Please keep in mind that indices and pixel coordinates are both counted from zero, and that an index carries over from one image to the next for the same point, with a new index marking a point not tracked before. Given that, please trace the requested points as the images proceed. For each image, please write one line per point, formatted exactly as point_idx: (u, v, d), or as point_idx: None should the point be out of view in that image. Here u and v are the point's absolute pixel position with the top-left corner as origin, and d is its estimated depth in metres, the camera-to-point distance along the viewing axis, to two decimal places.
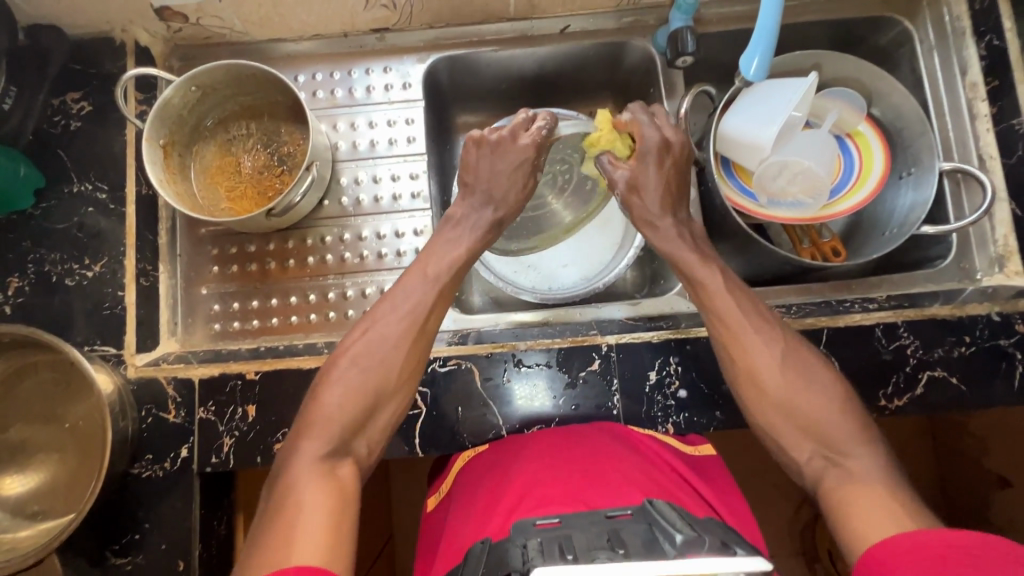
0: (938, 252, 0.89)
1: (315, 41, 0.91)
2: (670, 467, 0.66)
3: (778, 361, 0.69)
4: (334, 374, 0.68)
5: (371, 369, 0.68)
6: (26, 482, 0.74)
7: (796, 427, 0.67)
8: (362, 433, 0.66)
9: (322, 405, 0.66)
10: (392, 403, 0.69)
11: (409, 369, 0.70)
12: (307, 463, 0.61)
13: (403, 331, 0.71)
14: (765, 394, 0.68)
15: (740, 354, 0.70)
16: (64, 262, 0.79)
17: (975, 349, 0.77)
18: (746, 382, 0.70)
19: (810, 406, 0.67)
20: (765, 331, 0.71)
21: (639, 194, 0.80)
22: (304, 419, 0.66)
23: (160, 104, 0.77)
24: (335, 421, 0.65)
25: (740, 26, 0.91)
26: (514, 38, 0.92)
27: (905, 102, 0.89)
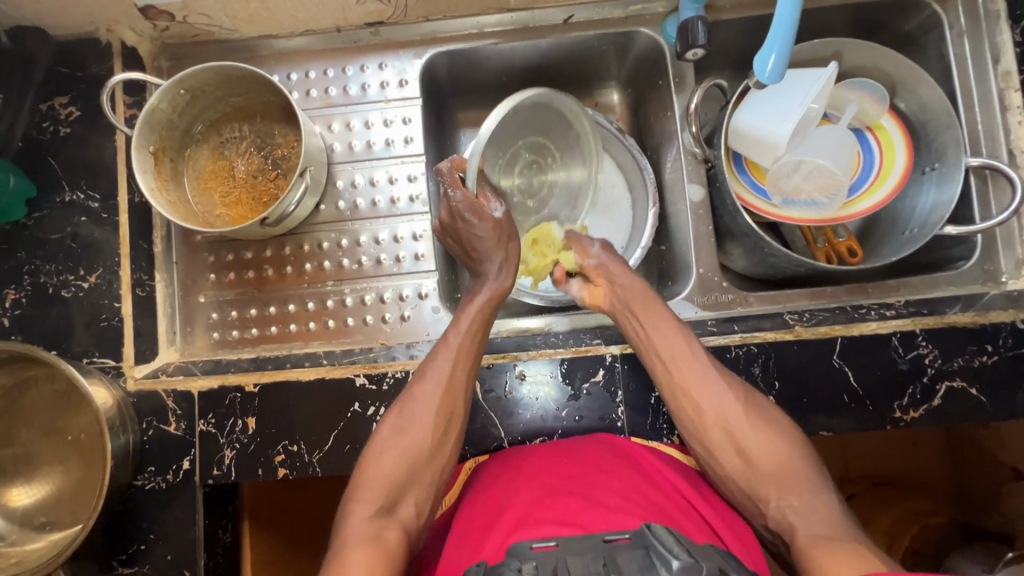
0: (960, 253, 0.84)
1: (307, 37, 0.87)
2: (672, 489, 0.65)
3: (738, 406, 0.70)
4: (380, 436, 0.69)
5: (413, 432, 0.68)
6: (32, 493, 0.75)
7: (759, 475, 0.66)
8: (406, 493, 0.66)
9: (369, 467, 0.67)
10: (436, 462, 0.69)
11: (449, 427, 0.70)
12: (357, 527, 0.62)
13: (441, 391, 0.70)
14: (728, 440, 0.69)
15: (702, 402, 0.70)
16: (58, 273, 0.78)
17: (998, 358, 0.74)
18: (712, 427, 0.70)
19: (767, 452, 0.67)
20: (719, 380, 0.71)
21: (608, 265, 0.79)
22: (355, 481, 0.67)
23: (148, 110, 0.74)
24: (381, 482, 0.66)
25: (756, 13, 0.86)
26: (515, 30, 0.87)
27: (930, 93, 0.83)
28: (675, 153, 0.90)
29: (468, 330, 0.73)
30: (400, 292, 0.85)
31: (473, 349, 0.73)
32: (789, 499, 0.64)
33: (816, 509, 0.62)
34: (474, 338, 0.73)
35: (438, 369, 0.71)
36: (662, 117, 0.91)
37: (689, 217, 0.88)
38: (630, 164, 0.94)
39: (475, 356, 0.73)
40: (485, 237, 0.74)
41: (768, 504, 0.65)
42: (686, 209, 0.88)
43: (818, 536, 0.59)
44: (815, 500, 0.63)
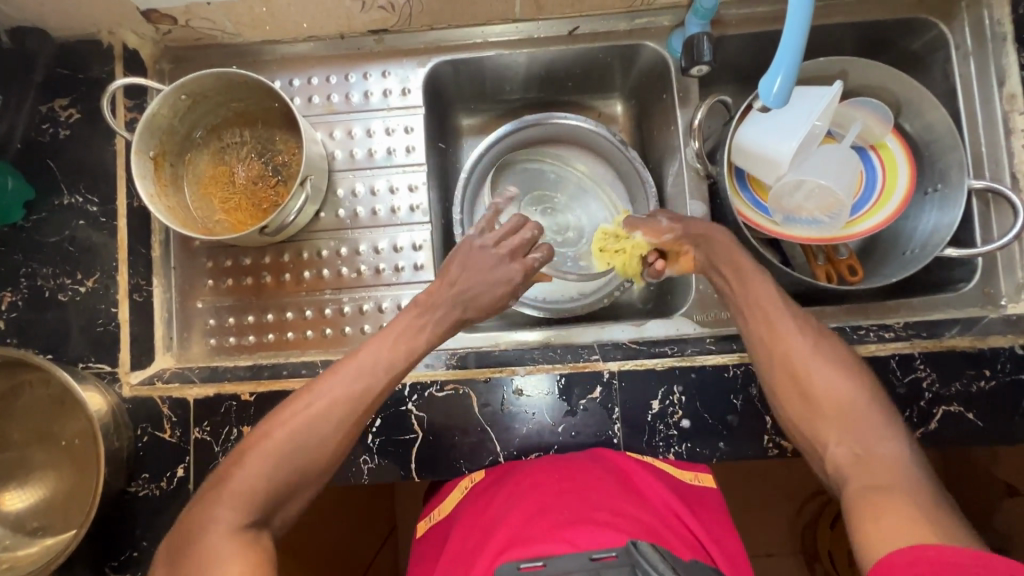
0: (961, 275, 0.84)
1: (311, 43, 0.86)
2: (663, 506, 0.65)
3: (813, 348, 0.64)
4: (263, 438, 0.60)
5: (302, 444, 0.60)
6: (26, 497, 0.74)
7: (823, 418, 0.61)
8: (281, 505, 0.59)
9: (239, 473, 0.58)
10: (318, 476, 0.61)
11: (337, 447, 0.62)
12: (221, 539, 0.54)
13: (344, 405, 0.62)
14: (796, 380, 0.63)
15: (774, 342, 0.66)
16: (55, 276, 0.78)
17: (995, 383, 0.74)
18: (780, 368, 0.65)
19: (841, 396, 0.61)
20: (801, 320, 0.66)
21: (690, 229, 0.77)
22: (220, 484, 0.57)
23: (148, 116, 0.74)
24: (251, 492, 0.57)
25: (761, 29, 0.85)
26: (519, 40, 0.87)
27: (935, 114, 0.83)
28: (677, 168, 0.90)
29: (402, 350, 0.67)
30: (398, 302, 0.84)
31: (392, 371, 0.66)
32: (850, 446, 0.58)
33: (874, 456, 0.57)
34: (389, 358, 0.66)
35: (341, 381, 0.63)
36: (665, 131, 0.91)
37: None
38: (632, 176, 0.94)
39: (393, 378, 0.66)
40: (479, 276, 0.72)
41: (827, 449, 0.60)
42: None
43: (869, 486, 0.54)
44: (880, 446, 0.57)
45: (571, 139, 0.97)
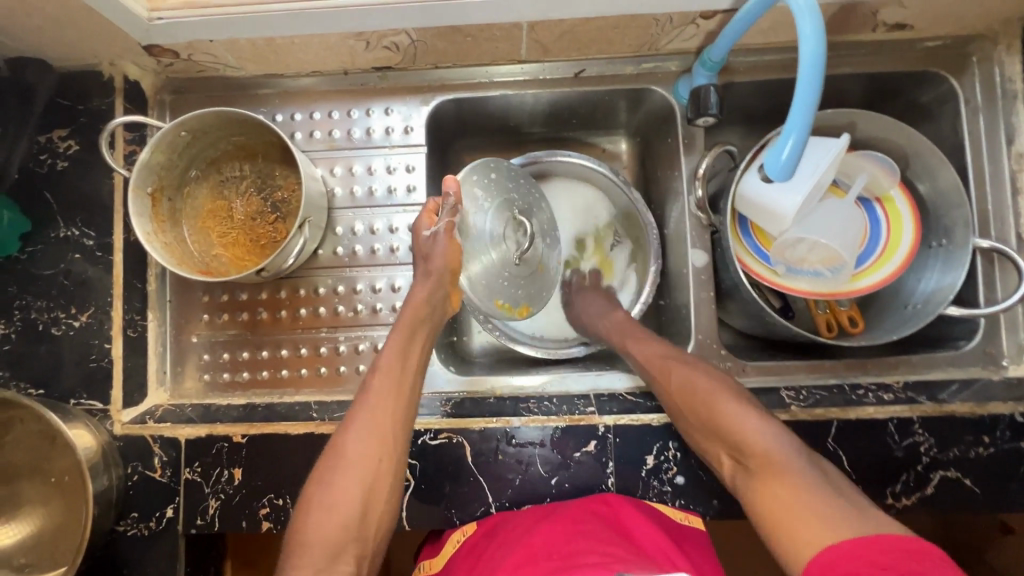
0: (961, 333, 0.83)
1: (314, 77, 0.85)
2: (654, 547, 0.64)
3: (694, 375, 0.70)
4: (310, 492, 0.62)
5: (342, 485, 0.61)
6: (15, 533, 0.74)
7: (714, 436, 0.65)
8: (345, 553, 0.59)
9: (297, 533, 0.60)
10: (376, 509, 0.63)
11: (380, 479, 0.64)
12: None
13: (370, 439, 0.63)
14: (694, 412, 0.67)
15: (660, 377, 0.72)
16: (49, 310, 0.77)
17: (994, 450, 0.73)
18: (672, 402, 0.70)
19: (727, 411, 0.64)
20: (687, 361, 0.72)
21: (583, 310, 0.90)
22: (288, 547, 0.60)
23: (147, 154, 0.73)
24: (316, 547, 0.59)
25: (769, 78, 0.84)
26: (525, 81, 0.86)
27: (942, 170, 0.82)
28: (680, 212, 0.89)
29: (387, 371, 0.67)
30: None
31: (406, 393, 0.67)
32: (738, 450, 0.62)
33: (751, 453, 0.61)
34: (393, 380, 0.67)
35: (359, 418, 0.65)
36: (668, 175, 0.90)
37: (691, 281, 0.86)
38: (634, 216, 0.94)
39: (404, 398, 0.67)
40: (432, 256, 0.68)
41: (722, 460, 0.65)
42: (688, 274, 0.87)
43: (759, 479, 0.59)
44: (754, 442, 0.61)
45: (546, 171, 0.95)
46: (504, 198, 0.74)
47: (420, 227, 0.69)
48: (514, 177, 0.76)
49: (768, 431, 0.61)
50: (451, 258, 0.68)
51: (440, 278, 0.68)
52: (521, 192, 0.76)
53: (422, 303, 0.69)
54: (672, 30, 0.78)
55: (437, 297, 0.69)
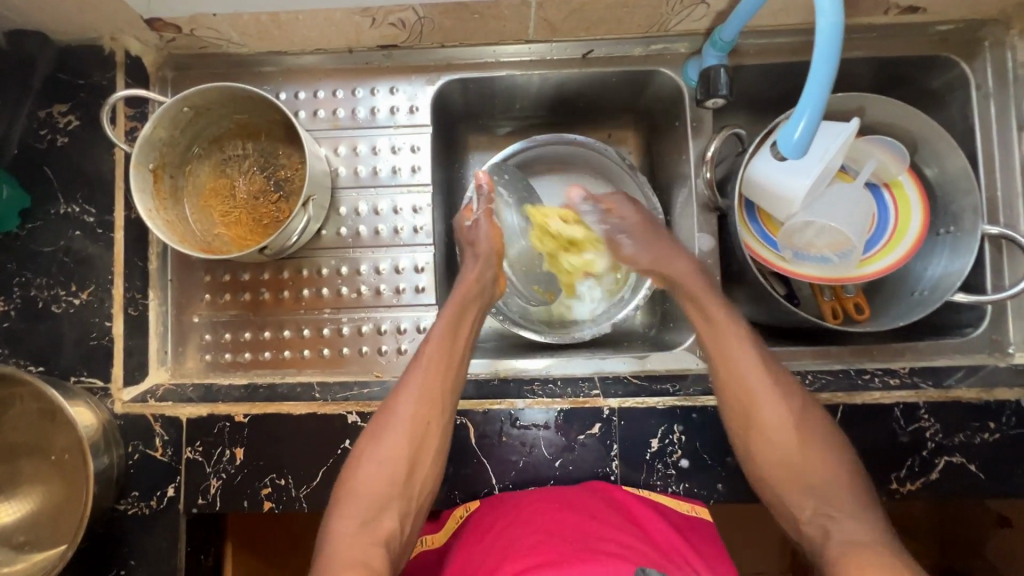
0: (968, 319, 0.83)
1: (318, 55, 0.84)
2: (661, 536, 0.67)
3: (791, 413, 0.69)
4: (361, 447, 0.69)
5: (391, 444, 0.67)
6: (14, 511, 0.73)
7: (795, 479, 0.67)
8: (389, 508, 0.66)
9: (348, 484, 0.67)
10: (422, 468, 0.68)
11: (427, 440, 0.69)
12: (341, 540, 0.63)
13: (416, 403, 0.69)
14: (778, 452, 0.68)
15: (760, 412, 0.69)
16: (50, 287, 0.76)
17: (1000, 436, 0.73)
18: (756, 433, 0.69)
19: (816, 469, 0.67)
20: (773, 373, 0.71)
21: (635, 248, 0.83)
22: (338, 495, 0.67)
23: (149, 129, 0.72)
24: (366, 500, 0.66)
25: (779, 60, 0.83)
26: (532, 61, 0.85)
27: (951, 156, 0.82)
28: (687, 195, 0.88)
29: (440, 342, 0.72)
30: (398, 324, 0.83)
31: (454, 361, 0.72)
32: (828, 511, 0.65)
33: (845, 523, 0.63)
34: (444, 350, 0.72)
35: (410, 384, 0.70)
36: (675, 158, 0.89)
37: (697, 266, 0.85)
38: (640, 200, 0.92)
39: (452, 369, 0.72)
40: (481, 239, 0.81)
41: (799, 507, 0.67)
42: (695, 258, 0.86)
43: (847, 543, 0.61)
44: (856, 519, 0.63)
45: (552, 155, 0.94)
46: (518, 196, 0.90)
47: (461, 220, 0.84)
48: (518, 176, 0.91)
49: (850, 489, 0.65)
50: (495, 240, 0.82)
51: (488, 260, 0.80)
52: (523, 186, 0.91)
53: (473, 282, 0.78)
54: (683, 10, 0.76)
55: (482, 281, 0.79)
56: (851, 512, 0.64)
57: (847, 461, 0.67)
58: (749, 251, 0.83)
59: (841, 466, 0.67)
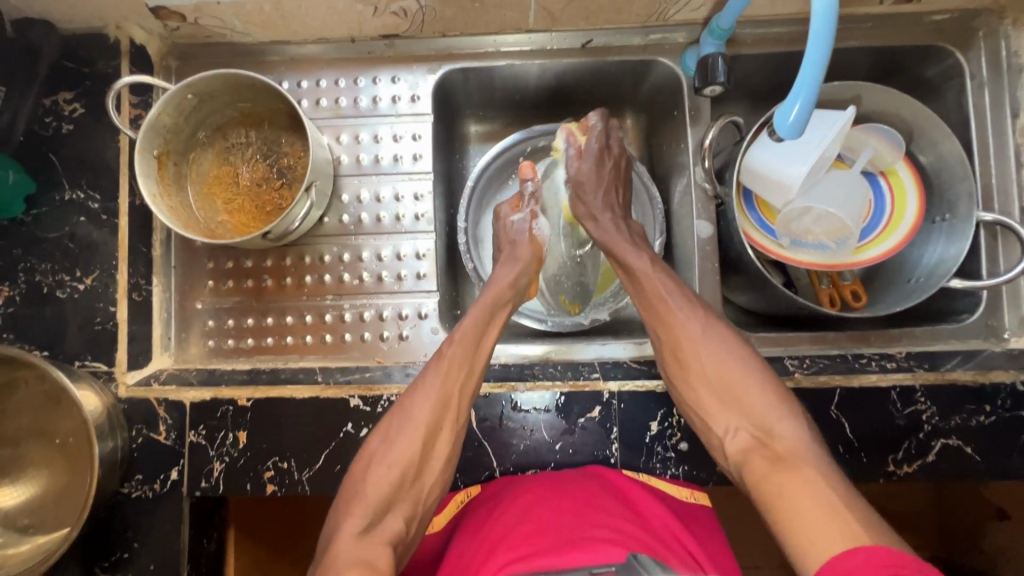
0: (964, 305, 0.83)
1: (321, 45, 0.85)
2: (655, 517, 0.67)
3: (703, 332, 0.72)
4: (374, 447, 0.68)
5: (403, 446, 0.66)
6: (18, 494, 0.74)
7: (712, 394, 0.69)
8: (395, 508, 0.64)
9: (358, 481, 0.65)
10: (433, 470, 0.68)
11: (439, 443, 0.68)
12: (345, 538, 0.60)
13: (433, 406, 0.68)
14: (702, 375, 0.70)
15: (672, 332, 0.73)
16: (54, 272, 0.77)
17: (995, 419, 0.74)
18: (669, 353, 0.73)
19: (739, 384, 0.69)
20: (695, 309, 0.74)
21: (591, 196, 0.82)
22: (343, 497, 0.65)
23: (153, 115, 0.73)
24: (373, 497, 0.64)
25: (776, 50, 0.84)
26: (532, 51, 0.86)
27: (946, 144, 0.83)
28: (685, 184, 0.89)
29: (461, 343, 0.72)
30: (399, 311, 0.84)
31: (475, 367, 0.72)
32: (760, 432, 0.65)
33: (775, 438, 0.64)
34: (466, 351, 0.72)
35: (429, 385, 0.69)
36: (674, 147, 0.90)
37: (696, 254, 0.86)
38: (641, 192, 0.94)
39: (473, 372, 0.71)
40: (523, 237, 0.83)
41: (726, 429, 0.68)
42: (694, 245, 0.87)
43: (772, 458, 0.62)
44: (780, 430, 0.64)
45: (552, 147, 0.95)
46: None
47: (507, 214, 0.85)
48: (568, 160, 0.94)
49: (770, 396, 0.67)
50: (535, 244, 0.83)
51: (526, 262, 0.81)
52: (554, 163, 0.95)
53: (507, 286, 0.78)
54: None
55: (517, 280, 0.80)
56: (777, 424, 0.65)
57: (765, 372, 0.69)
58: (747, 238, 0.83)
59: (759, 380, 0.68)
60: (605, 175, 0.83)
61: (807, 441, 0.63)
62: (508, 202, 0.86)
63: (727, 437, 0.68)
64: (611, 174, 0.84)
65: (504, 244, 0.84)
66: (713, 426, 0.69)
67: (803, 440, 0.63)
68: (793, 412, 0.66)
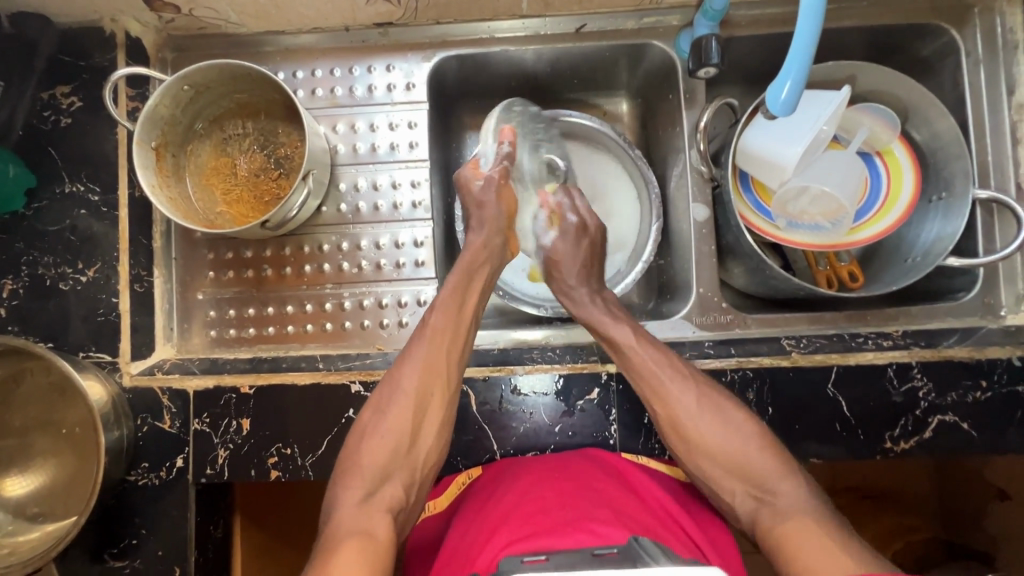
0: (961, 283, 0.84)
1: (315, 34, 0.85)
2: (655, 500, 0.67)
3: (698, 408, 0.70)
4: (366, 420, 0.68)
5: (395, 416, 0.68)
6: (26, 484, 0.75)
7: (716, 465, 0.69)
8: (392, 476, 0.65)
9: (353, 453, 0.66)
10: (427, 438, 0.68)
11: (431, 409, 0.69)
12: (345, 509, 0.61)
13: (420, 372, 0.69)
14: (701, 446, 0.69)
15: (668, 413, 0.71)
16: (56, 265, 0.78)
17: (991, 395, 0.74)
18: (667, 427, 0.71)
19: (738, 454, 0.68)
20: (687, 384, 0.71)
21: (566, 270, 0.82)
22: (340, 468, 0.66)
23: (151, 107, 0.73)
24: (369, 468, 0.65)
25: (771, 31, 0.84)
26: (526, 36, 0.86)
27: (942, 122, 0.83)
28: (681, 168, 0.89)
29: (444, 311, 0.73)
30: (399, 298, 0.85)
31: (462, 330, 0.73)
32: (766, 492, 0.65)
33: (778, 497, 0.65)
34: (450, 317, 0.73)
35: (414, 354, 0.70)
36: (669, 131, 0.90)
37: (692, 236, 0.86)
38: (636, 174, 0.95)
39: (461, 339, 0.73)
40: (491, 202, 0.79)
41: (732, 495, 0.68)
42: (690, 228, 0.87)
43: (778, 518, 0.62)
44: (782, 494, 0.65)
45: None
46: (533, 140, 0.88)
47: (470, 178, 0.81)
48: (533, 118, 0.89)
49: (771, 462, 0.67)
50: (503, 202, 0.80)
51: (495, 226, 0.79)
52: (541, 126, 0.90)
53: (480, 247, 0.78)
54: None
55: (488, 245, 0.78)
56: (780, 487, 0.65)
57: (764, 440, 0.68)
58: (743, 220, 0.84)
59: (757, 446, 0.68)
60: (581, 246, 0.83)
61: (807, 502, 0.63)
62: (472, 165, 0.83)
63: (734, 504, 0.68)
64: (585, 253, 0.83)
65: (472, 209, 0.81)
66: (719, 492, 0.69)
67: (805, 501, 0.63)
68: (793, 474, 0.66)
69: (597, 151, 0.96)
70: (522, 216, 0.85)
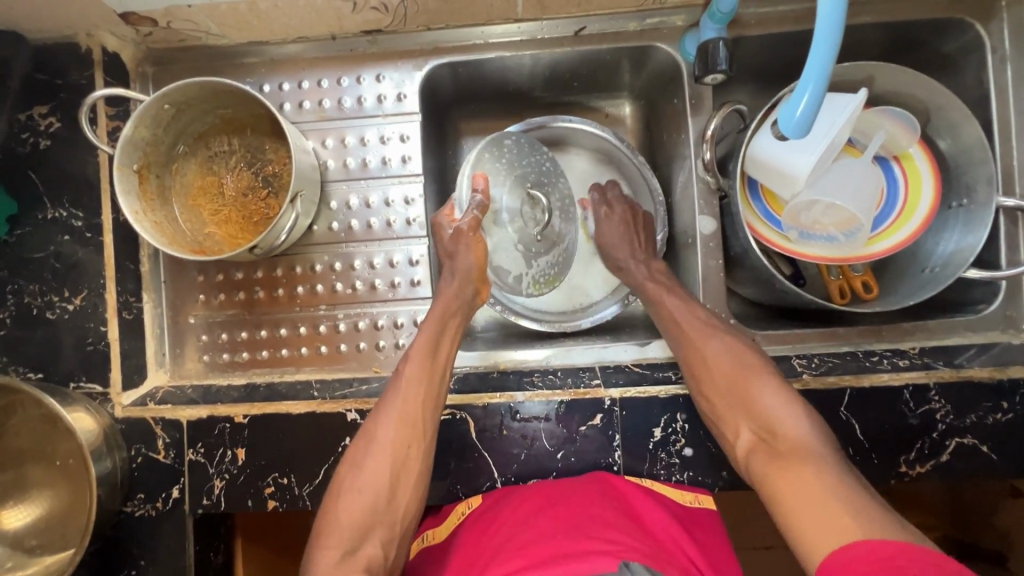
0: (982, 296, 0.80)
1: (301, 44, 0.81)
2: (661, 530, 0.65)
3: (718, 348, 0.70)
4: (342, 475, 0.66)
5: (371, 470, 0.65)
6: (22, 516, 0.74)
7: (722, 399, 0.68)
8: (370, 534, 0.63)
9: (331, 510, 0.64)
10: (405, 493, 0.66)
11: (408, 464, 0.67)
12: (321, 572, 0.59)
13: (396, 424, 0.67)
14: (714, 375, 0.69)
15: (686, 342, 0.72)
16: (42, 293, 0.76)
17: (1013, 416, 0.71)
18: (687, 362, 0.72)
19: (748, 388, 0.67)
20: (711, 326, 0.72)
21: (614, 248, 0.84)
22: (319, 525, 0.64)
23: (129, 129, 0.70)
24: (346, 526, 0.63)
25: (782, 31, 0.79)
26: (523, 40, 0.81)
27: (965, 125, 0.78)
28: (687, 176, 0.85)
29: (417, 360, 0.70)
30: (395, 318, 0.82)
31: (436, 378, 0.70)
32: None
33: (779, 435, 0.63)
34: (424, 367, 0.70)
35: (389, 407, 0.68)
36: (674, 138, 0.86)
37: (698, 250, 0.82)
38: (639, 183, 0.91)
39: (436, 388, 0.70)
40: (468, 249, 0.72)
41: (736, 430, 0.67)
42: (695, 242, 0.83)
43: (775, 454, 0.61)
44: (787, 428, 0.63)
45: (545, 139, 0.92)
46: (519, 175, 0.74)
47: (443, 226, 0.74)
48: (529, 153, 0.76)
49: (777, 393, 0.65)
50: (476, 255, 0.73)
51: (466, 277, 0.74)
52: (532, 154, 0.77)
53: (452, 295, 0.74)
54: None
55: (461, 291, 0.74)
56: (786, 421, 0.63)
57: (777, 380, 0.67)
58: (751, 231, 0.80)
59: (768, 382, 0.67)
60: (616, 222, 0.85)
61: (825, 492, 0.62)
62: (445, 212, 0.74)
63: (736, 440, 0.66)
64: (623, 227, 0.85)
65: (445, 257, 0.75)
66: (725, 427, 0.68)
67: (811, 437, 0.61)
68: (801, 410, 0.64)
69: (601, 163, 0.93)
70: (500, 257, 0.76)
